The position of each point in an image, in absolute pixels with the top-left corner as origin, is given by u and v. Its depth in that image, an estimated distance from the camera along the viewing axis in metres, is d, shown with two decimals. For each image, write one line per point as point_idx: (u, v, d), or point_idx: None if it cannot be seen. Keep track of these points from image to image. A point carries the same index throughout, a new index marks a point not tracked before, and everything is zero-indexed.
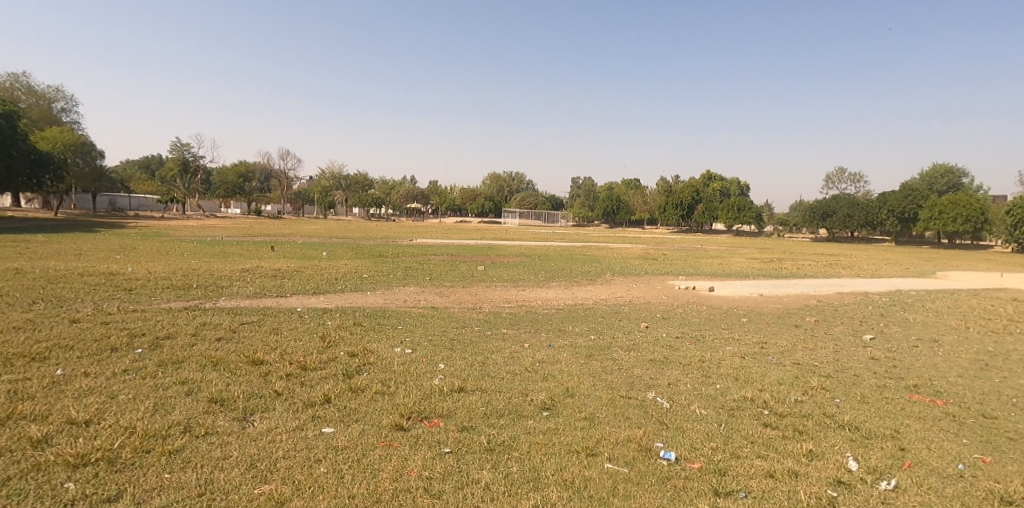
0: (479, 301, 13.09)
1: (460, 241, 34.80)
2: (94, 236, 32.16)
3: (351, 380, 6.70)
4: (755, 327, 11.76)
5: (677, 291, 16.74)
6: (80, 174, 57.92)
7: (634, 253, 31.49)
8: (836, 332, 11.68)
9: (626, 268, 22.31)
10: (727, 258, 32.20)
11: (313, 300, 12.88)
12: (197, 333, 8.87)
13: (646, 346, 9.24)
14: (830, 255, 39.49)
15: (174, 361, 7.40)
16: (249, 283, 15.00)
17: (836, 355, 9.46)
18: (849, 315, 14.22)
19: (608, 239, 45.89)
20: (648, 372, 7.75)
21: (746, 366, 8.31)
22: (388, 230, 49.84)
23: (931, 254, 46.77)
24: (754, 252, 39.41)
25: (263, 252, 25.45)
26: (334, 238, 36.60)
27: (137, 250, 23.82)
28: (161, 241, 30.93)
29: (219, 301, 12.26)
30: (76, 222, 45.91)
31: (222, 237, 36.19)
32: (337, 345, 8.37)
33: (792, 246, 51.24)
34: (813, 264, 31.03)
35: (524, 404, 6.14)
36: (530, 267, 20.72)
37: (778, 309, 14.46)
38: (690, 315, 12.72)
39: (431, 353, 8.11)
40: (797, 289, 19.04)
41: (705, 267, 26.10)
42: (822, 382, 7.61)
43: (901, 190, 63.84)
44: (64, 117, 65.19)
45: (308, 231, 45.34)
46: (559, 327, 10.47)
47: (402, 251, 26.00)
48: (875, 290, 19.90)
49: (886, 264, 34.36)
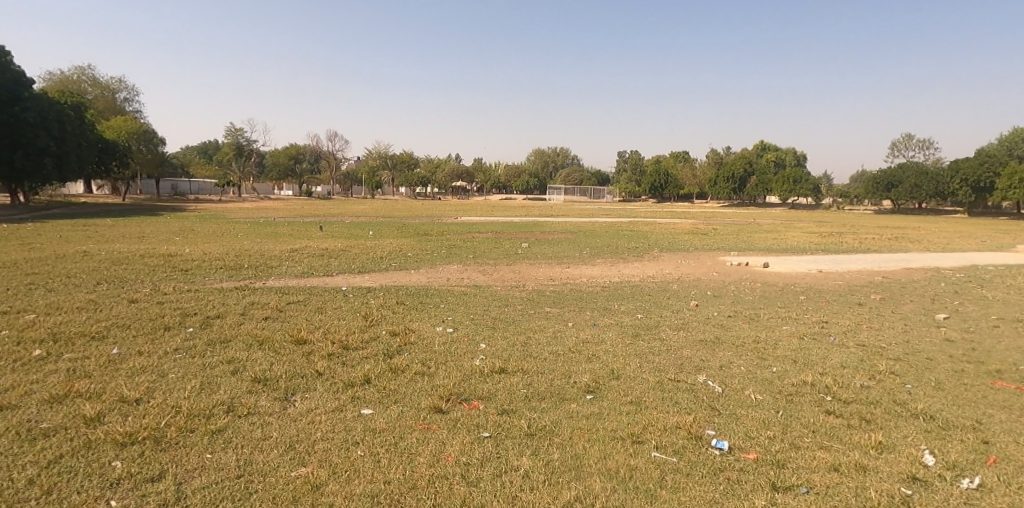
0: (523, 279, 12.91)
1: (506, 218, 34.71)
2: (156, 219, 33.54)
3: (392, 360, 6.64)
4: (814, 305, 11.17)
5: (729, 268, 16.13)
6: (143, 160, 60.46)
7: (683, 228, 30.65)
8: (904, 311, 10.98)
9: (675, 244, 21.70)
10: (782, 232, 30.93)
11: (358, 279, 12.98)
12: (245, 313, 9.00)
13: (696, 326, 8.87)
14: (895, 228, 37.45)
15: (222, 340, 7.50)
16: (298, 263, 15.25)
17: (904, 336, 8.88)
18: (918, 292, 13.37)
19: (656, 214, 44.85)
20: (698, 353, 7.42)
21: (804, 348, 7.88)
22: (434, 209, 50.19)
23: (1008, 225, 43.76)
24: (811, 225, 37.82)
25: (313, 231, 25.97)
26: (382, 217, 37.04)
27: (195, 232, 24.67)
28: (217, 222, 31.97)
29: (269, 281, 12.49)
30: (140, 206, 48.07)
31: (275, 218, 37.20)
32: (379, 324, 8.34)
33: (852, 219, 48.93)
34: (876, 238, 29.47)
35: (568, 386, 5.96)
36: (576, 244, 20.38)
37: (840, 286, 13.73)
38: (743, 293, 12.21)
39: (473, 332, 7.99)
40: (859, 265, 18.08)
41: (759, 242, 25.15)
42: (890, 366, 7.15)
43: (975, 157, 59.78)
44: (127, 106, 67.97)
45: (357, 210, 46.08)
46: (605, 305, 10.18)
47: (448, 230, 26.07)
48: (946, 265, 18.69)
49: (957, 236, 32.32)
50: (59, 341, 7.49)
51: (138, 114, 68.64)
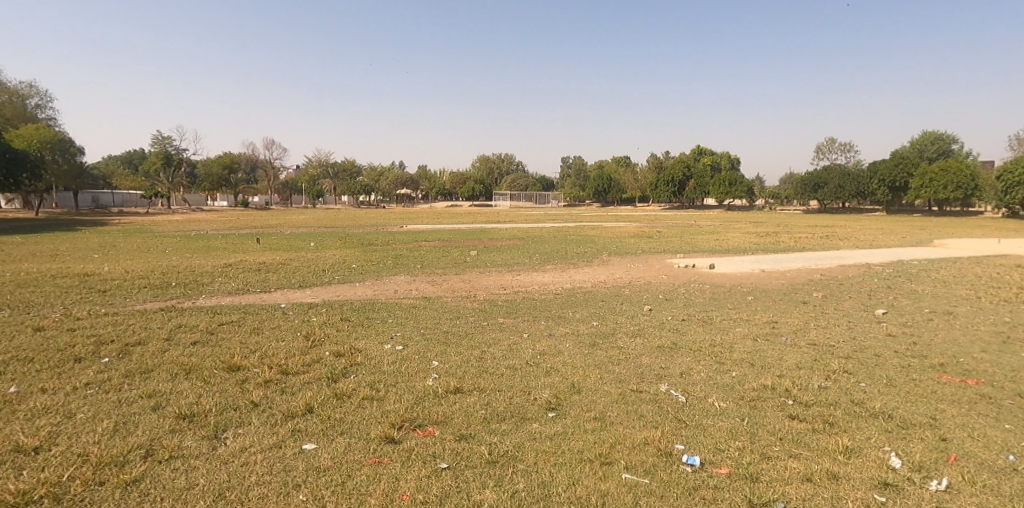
0: (473, 289, 12.49)
1: (451, 226, 34.14)
2: (75, 235, 31.24)
3: (337, 385, 6.12)
4: (763, 305, 11.25)
5: (677, 270, 16.21)
6: (59, 171, 56.52)
7: (629, 231, 30.95)
8: (846, 308, 11.21)
9: (622, 248, 21.77)
10: (722, 234, 31.63)
11: (299, 294, 12.26)
12: (170, 338, 8.23)
13: (653, 332, 8.70)
14: (826, 227, 39.08)
15: (142, 371, 6.78)
16: (231, 279, 14.33)
17: (853, 333, 8.98)
18: (856, 289, 13.76)
19: (601, 218, 45.19)
20: (657, 361, 7.24)
21: (761, 350, 7.82)
22: (377, 218, 49.12)
23: (925, 221, 46.44)
24: (748, 226, 39.02)
25: (249, 244, 24.70)
26: (322, 227, 35.79)
27: (118, 248, 23.05)
28: (143, 237, 30.06)
29: (199, 300, 11.61)
30: (57, 221, 44.85)
31: (207, 230, 35.36)
32: (321, 344, 7.76)
33: (785, 219, 50.85)
34: (810, 237, 30.57)
35: (528, 404, 5.62)
36: (525, 250, 20.10)
37: (783, 285, 13.99)
38: (693, 295, 12.22)
39: (425, 349, 7.53)
40: (798, 264, 18.56)
41: (702, 243, 25.60)
42: (844, 364, 7.15)
43: (892, 158, 63.44)
44: (39, 114, 63.44)
45: (296, 221, 44.40)
46: (559, 314, 9.90)
47: (392, 239, 25.31)
48: (877, 261, 19.44)
49: (883, 233, 33.95)
50: None
51: (52, 122, 64.22)
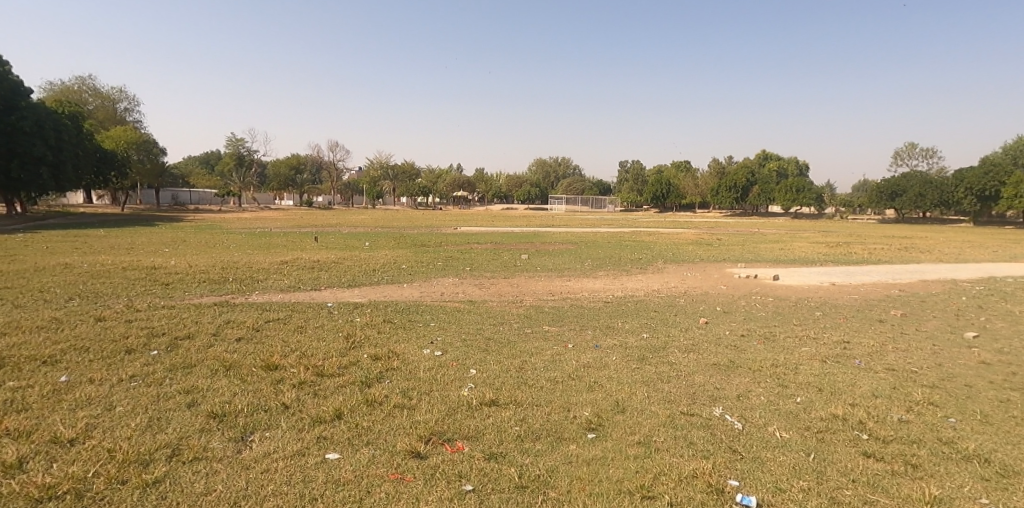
0: (521, 294, 12.15)
1: (506, 228, 34.01)
2: (150, 229, 32.90)
3: (370, 390, 5.90)
4: (833, 322, 10.40)
5: (738, 281, 15.34)
6: (143, 170, 59.97)
7: (688, 238, 29.95)
8: (929, 329, 10.24)
9: (680, 255, 20.95)
10: (788, 243, 30.11)
11: (347, 294, 12.25)
12: (217, 333, 8.25)
13: (708, 348, 8.11)
14: (904, 238, 36.61)
15: (185, 365, 6.76)
16: (285, 276, 14.55)
17: (936, 360, 8.11)
18: (941, 308, 12.62)
19: (659, 225, 43.94)
20: (711, 380, 6.69)
21: (829, 373, 7.14)
22: (435, 219, 49.64)
23: (1016, 235, 42.88)
24: (817, 236, 37.05)
25: (308, 242, 25.31)
26: (380, 228, 36.33)
27: (186, 243, 24.01)
28: (212, 233, 31.30)
29: (252, 296, 11.77)
30: (139, 216, 47.55)
31: (272, 228, 36.58)
32: (361, 347, 7.58)
33: (858, 228, 48.13)
34: (886, 249, 28.63)
35: (567, 422, 5.25)
36: (578, 255, 19.61)
37: (856, 301, 12.99)
38: (755, 308, 11.49)
39: (464, 356, 7.25)
40: (872, 277, 17.29)
41: (766, 253, 24.40)
42: (926, 396, 6.44)
43: (980, 167, 59.08)
44: (127, 116, 67.53)
45: (356, 221, 45.28)
46: (608, 323, 9.41)
47: (446, 240, 25.37)
48: (962, 277, 17.92)
49: (968, 246, 31.46)
50: (7, 366, 6.79)
51: (138, 124, 68.17)
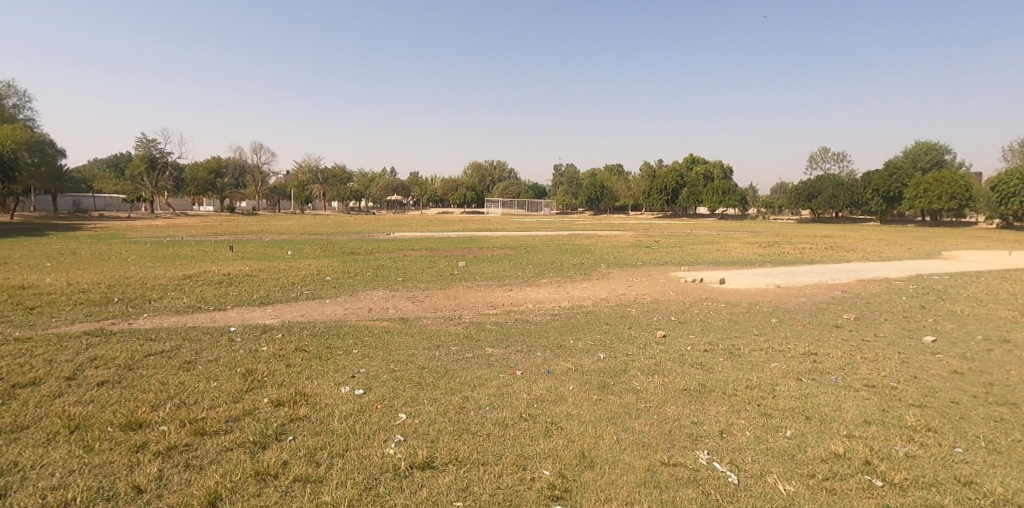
0: (458, 308, 10.88)
1: (441, 233, 32.62)
2: (39, 240, 29.33)
3: (263, 456, 4.58)
4: (792, 330, 9.70)
5: (685, 286, 14.65)
6: (37, 174, 54.38)
7: (625, 241, 29.53)
8: (889, 334, 9.73)
9: (621, 259, 20.26)
10: (722, 244, 30.24)
11: (257, 314, 10.62)
12: (73, 378, 6.60)
13: (673, 369, 7.11)
14: (825, 238, 37.82)
15: (14, 428, 5.19)
16: (185, 294, 12.67)
17: (910, 371, 7.44)
18: (889, 309, 12.29)
19: (594, 227, 43.53)
20: (685, 412, 5.70)
21: (811, 395, 6.29)
22: (365, 224, 47.53)
23: (923, 232, 45.30)
24: (746, 236, 37.71)
25: (221, 252, 23.02)
26: (304, 235, 34.07)
27: (76, 256, 21.23)
28: (111, 243, 28.10)
29: (137, 321, 9.97)
30: (30, 226, 42.82)
31: (184, 236, 33.60)
32: (261, 388, 6.13)
33: (782, 229, 49.74)
34: (813, 248, 29.19)
35: (520, 493, 4.17)
36: (517, 261, 18.53)
37: (806, 304, 12.52)
38: (709, 317, 10.72)
39: (391, 395, 5.94)
40: (812, 278, 17.06)
41: (704, 254, 24.18)
42: (923, 418, 5.71)
43: (886, 169, 62.58)
44: (17, 114, 61.23)
45: (279, 227, 42.53)
46: (557, 342, 8.27)
47: (376, 248, 23.73)
48: (895, 276, 18.00)
49: (887, 244, 32.57)
50: None
51: (32, 123, 62.05)
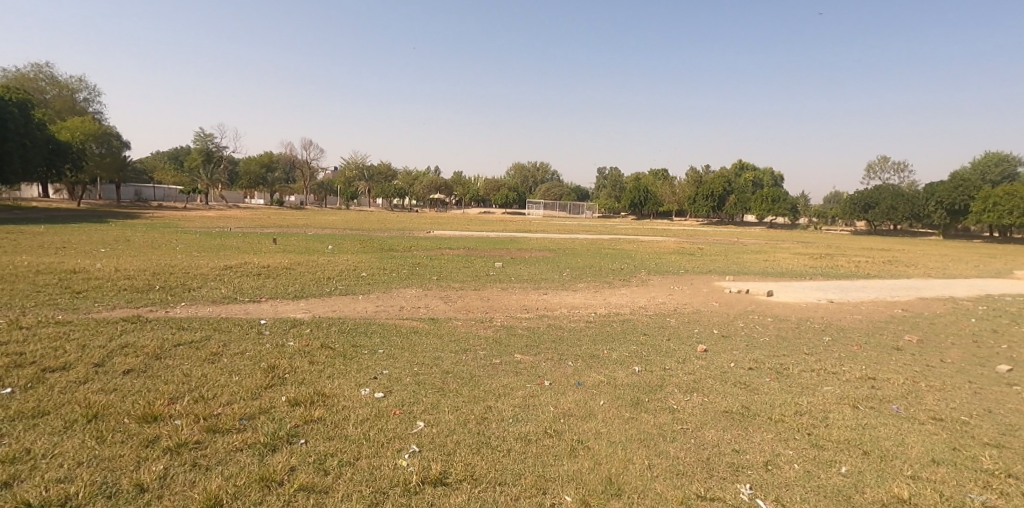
0: (491, 310, 10.59)
1: (481, 233, 32.52)
2: (97, 226, 30.51)
3: (273, 459, 4.37)
4: (846, 351, 9.03)
5: (729, 297, 13.99)
6: (102, 164, 56.92)
7: (669, 247, 28.76)
8: (956, 360, 8.94)
9: (663, 266, 19.65)
10: (771, 254, 29.08)
11: (290, 307, 10.56)
12: (101, 365, 6.52)
13: (715, 388, 6.62)
14: (882, 251, 36.03)
15: (33, 413, 5.11)
16: (224, 284, 12.77)
17: (981, 405, 6.74)
18: (954, 331, 11.38)
19: (637, 232, 42.64)
20: (727, 438, 5.24)
21: (868, 427, 5.73)
22: (408, 221, 47.95)
23: (990, 249, 42.65)
24: (797, 247, 36.26)
25: (265, 244, 23.43)
26: (347, 230, 34.47)
27: (128, 243, 21.92)
28: (163, 232, 28.98)
29: (173, 309, 10.02)
30: (92, 213, 44.74)
31: (232, 227, 34.45)
32: (281, 386, 5.95)
33: (835, 240, 47.73)
34: (869, 262, 27.79)
35: None
36: (555, 264, 18.14)
37: (861, 322, 11.72)
38: (755, 332, 10.12)
39: (411, 400, 5.66)
40: (868, 294, 16.07)
41: (750, 264, 23.26)
42: (998, 462, 5.12)
43: (951, 181, 59.37)
44: (87, 106, 64.27)
45: (323, 222, 43.25)
46: (591, 352, 7.86)
47: (415, 245, 23.75)
48: (960, 295, 16.82)
49: (950, 260, 30.72)
50: None
51: (100, 115, 65.04)
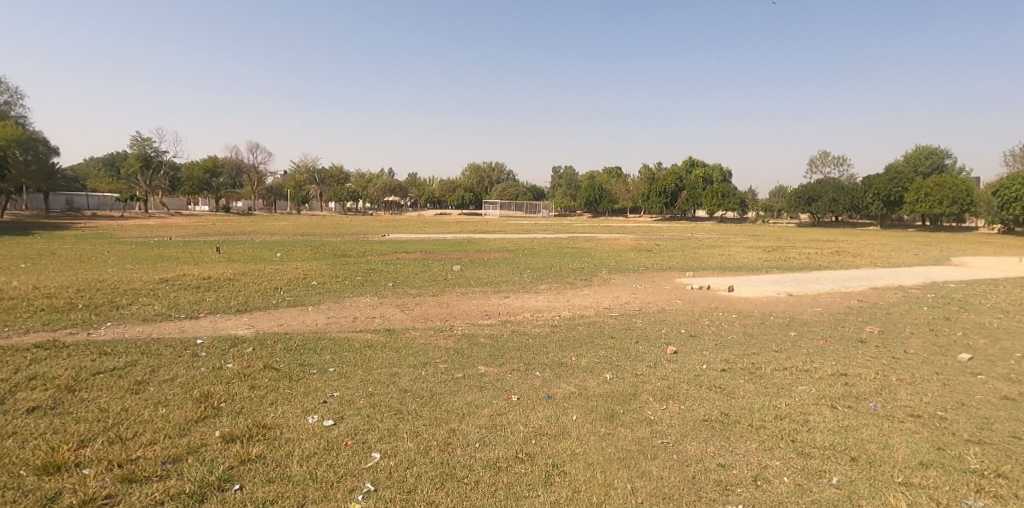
0: (450, 318, 10.02)
1: (436, 235, 31.81)
2: (23, 239, 28.43)
3: None
4: (815, 346, 8.85)
5: (692, 294, 13.82)
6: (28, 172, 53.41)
7: (626, 244, 28.73)
8: (921, 351, 8.87)
9: (623, 264, 19.45)
10: (726, 248, 29.40)
11: (232, 323, 9.76)
12: (2, 403, 5.74)
13: (691, 394, 6.25)
14: (829, 242, 37.05)
15: None
16: (158, 300, 11.80)
17: (954, 398, 6.58)
18: (912, 321, 11.43)
19: (593, 230, 42.66)
20: (710, 450, 4.88)
21: (851, 429, 5.44)
22: (361, 225, 46.73)
23: (926, 237, 44.48)
24: (749, 240, 36.90)
25: (208, 254, 22.17)
26: (297, 236, 33.23)
27: (54, 257, 20.36)
28: (94, 243, 27.15)
29: (97, 331, 9.10)
30: (19, 225, 41.90)
31: (173, 236, 32.78)
32: (215, 417, 5.31)
33: (784, 233, 48.97)
34: (820, 253, 28.41)
35: None
36: (515, 266, 17.67)
37: (823, 315, 11.67)
38: (722, 330, 9.88)
39: (365, 426, 5.09)
40: (823, 285, 16.22)
41: (707, 259, 23.39)
42: (986, 460, 4.89)
43: (887, 173, 61.82)
44: (9, 111, 60.20)
45: (272, 228, 41.69)
46: (558, 360, 7.40)
47: (369, 250, 22.90)
48: (909, 284, 17.15)
49: (892, 249, 31.73)
50: None
51: (24, 120, 61.08)
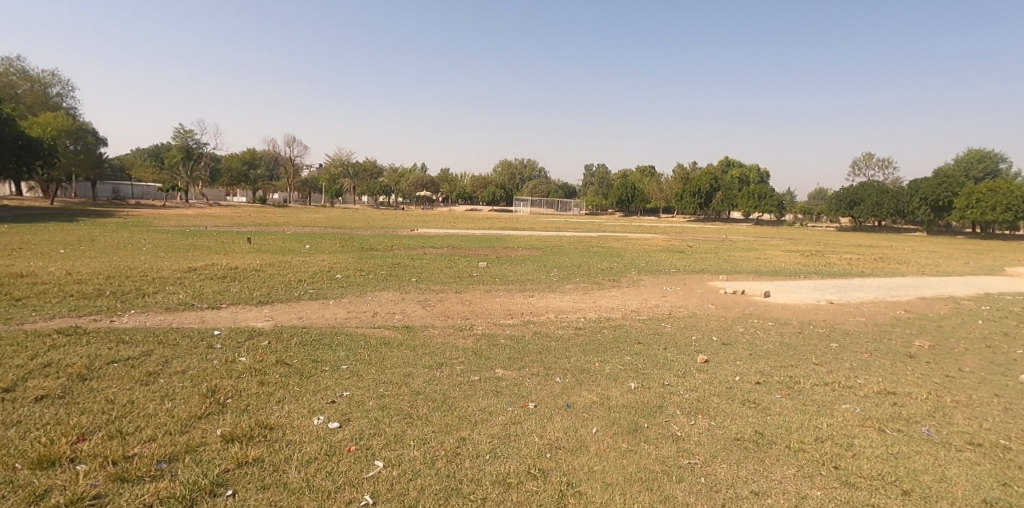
0: (471, 317, 9.72)
1: (465, 231, 31.65)
2: (65, 225, 29.19)
3: None
4: (858, 360, 8.27)
5: (725, 298, 13.24)
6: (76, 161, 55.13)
7: (658, 245, 28.06)
8: (976, 369, 8.21)
9: (654, 265, 18.89)
10: (762, 251, 28.47)
11: (252, 315, 9.64)
12: (11, 389, 5.63)
13: (722, 408, 5.82)
14: (872, 248, 35.61)
15: None
16: (183, 289, 11.78)
17: (1016, 424, 5.99)
18: (965, 335, 10.67)
19: (624, 229, 41.95)
20: (742, 474, 4.46)
21: (901, 456, 4.94)
22: (392, 219, 46.93)
23: (977, 245, 42.37)
24: (787, 243, 35.77)
25: (239, 244, 22.37)
26: (328, 228, 33.46)
27: (91, 243, 20.75)
28: (132, 231, 27.73)
29: (119, 318, 9.05)
30: (65, 212, 43.23)
31: (208, 226, 33.31)
32: (219, 414, 5.09)
33: (823, 237, 47.41)
34: (862, 259, 27.24)
35: None
36: (542, 264, 17.30)
37: (866, 326, 11.00)
38: (757, 338, 9.35)
39: (372, 431, 4.81)
40: (866, 294, 15.40)
41: (742, 262, 22.62)
42: None
43: (935, 177, 59.31)
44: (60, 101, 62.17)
45: (305, 220, 42.09)
46: (581, 366, 7.02)
47: (397, 244, 22.79)
48: (961, 294, 16.17)
49: (940, 257, 30.28)
50: None
51: (74, 111, 63.03)
